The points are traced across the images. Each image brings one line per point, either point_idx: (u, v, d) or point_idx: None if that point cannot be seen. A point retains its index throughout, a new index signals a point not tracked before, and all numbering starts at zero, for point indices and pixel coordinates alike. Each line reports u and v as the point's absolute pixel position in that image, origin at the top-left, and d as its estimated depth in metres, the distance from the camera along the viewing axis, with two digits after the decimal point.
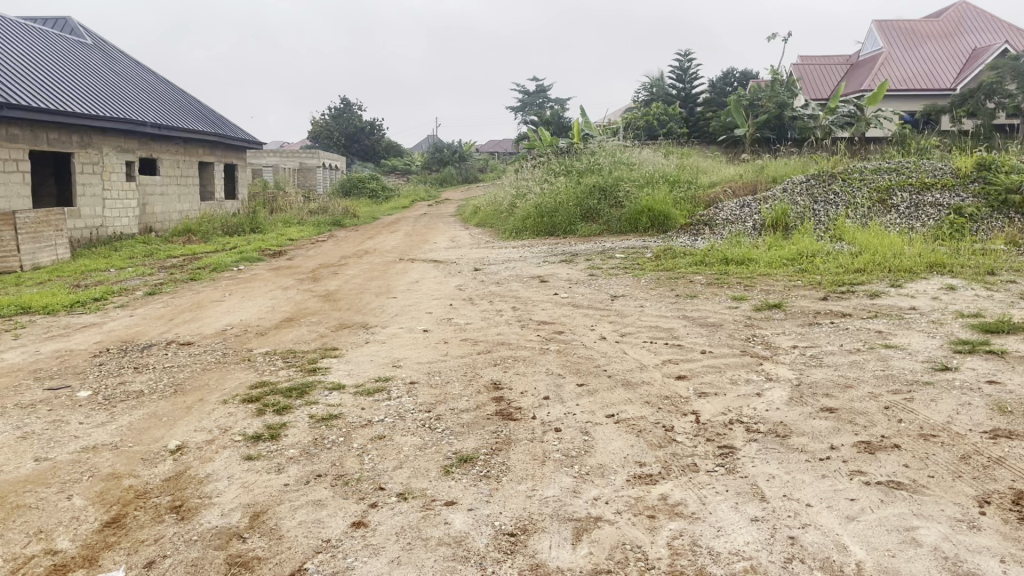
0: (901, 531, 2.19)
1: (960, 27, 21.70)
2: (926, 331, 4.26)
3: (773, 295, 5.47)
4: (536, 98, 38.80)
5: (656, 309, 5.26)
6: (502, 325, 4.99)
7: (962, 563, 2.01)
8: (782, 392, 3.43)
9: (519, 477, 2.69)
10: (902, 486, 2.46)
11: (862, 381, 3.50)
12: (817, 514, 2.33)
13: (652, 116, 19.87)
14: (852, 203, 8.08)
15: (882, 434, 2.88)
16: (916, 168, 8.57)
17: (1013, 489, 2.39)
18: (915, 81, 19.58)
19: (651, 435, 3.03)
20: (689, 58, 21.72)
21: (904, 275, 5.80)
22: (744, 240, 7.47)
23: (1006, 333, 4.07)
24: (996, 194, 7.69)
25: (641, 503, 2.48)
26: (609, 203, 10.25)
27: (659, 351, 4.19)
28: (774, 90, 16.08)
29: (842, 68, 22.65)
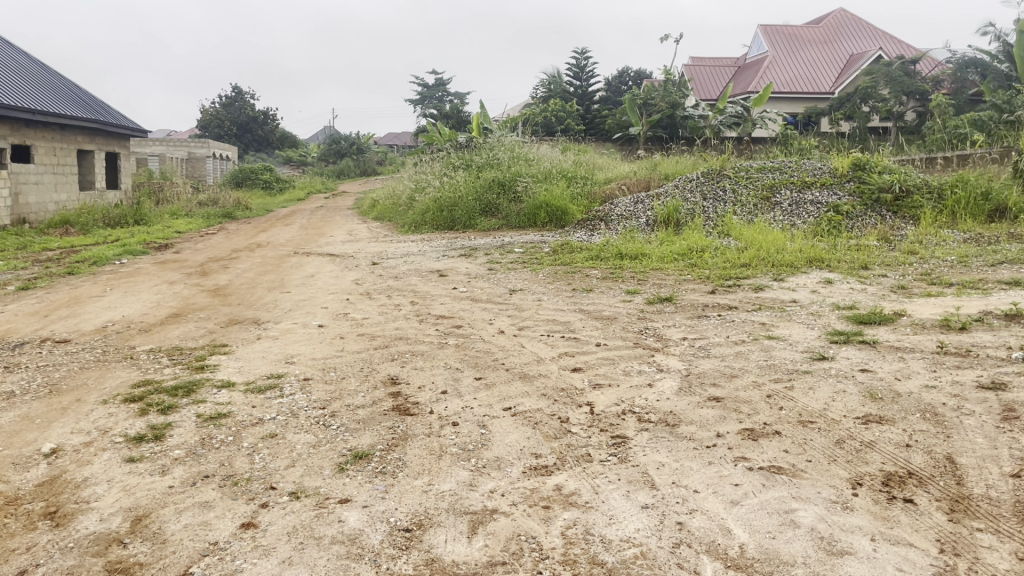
0: (781, 514, 2.30)
1: (838, 34, 22.86)
2: (805, 323, 4.47)
3: (665, 289, 5.64)
4: (435, 92, 38.55)
5: (553, 303, 5.32)
6: (399, 319, 4.94)
7: (836, 543, 2.12)
8: (672, 382, 3.54)
9: (416, 473, 2.67)
10: (783, 471, 2.58)
11: (747, 370, 3.65)
12: (703, 499, 2.42)
13: (550, 112, 20.09)
14: (738, 200, 8.41)
15: (764, 421, 3.01)
16: (796, 168, 8.95)
17: (884, 471, 2.55)
18: (796, 85, 20.55)
19: (547, 427, 3.07)
20: (586, 55, 22.08)
21: (786, 269, 6.08)
22: (638, 235, 7.69)
23: (877, 325, 4.32)
24: (869, 193, 8.15)
25: (536, 494, 2.51)
26: (507, 198, 10.30)
27: (555, 344, 4.25)
28: (666, 89, 16.62)
29: (731, 71, 23.49)
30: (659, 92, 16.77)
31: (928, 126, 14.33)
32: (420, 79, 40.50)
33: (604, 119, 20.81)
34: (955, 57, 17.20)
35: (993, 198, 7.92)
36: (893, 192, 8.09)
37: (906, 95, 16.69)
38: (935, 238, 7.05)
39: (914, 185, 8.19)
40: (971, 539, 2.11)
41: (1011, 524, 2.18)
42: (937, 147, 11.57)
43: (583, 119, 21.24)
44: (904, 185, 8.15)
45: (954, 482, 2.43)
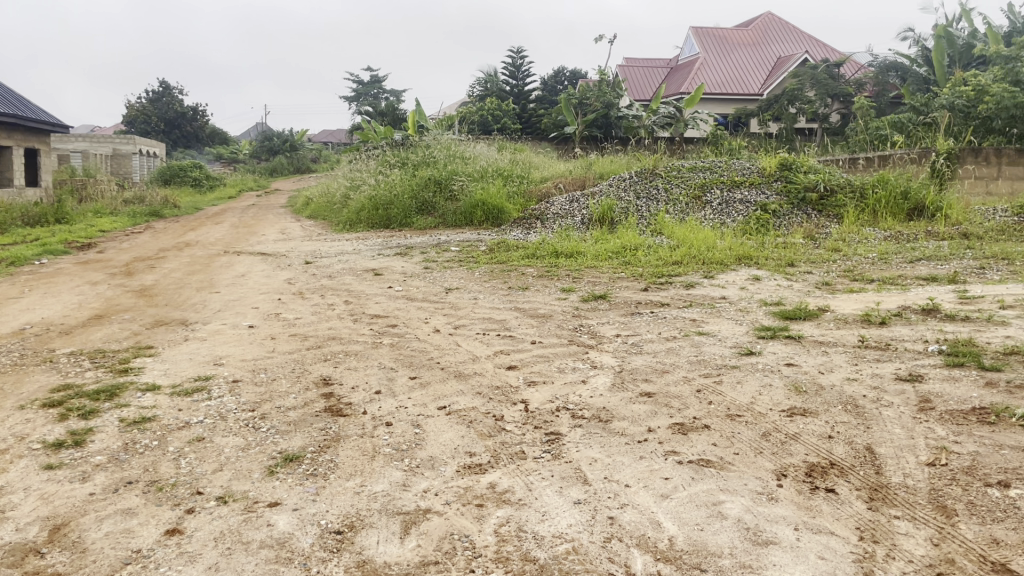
0: (708, 506, 2.35)
1: (766, 37, 23.44)
2: (734, 319, 4.58)
3: (599, 286, 5.70)
4: (370, 89, 38.18)
5: (489, 301, 5.33)
6: (333, 319, 4.88)
7: (761, 533, 2.18)
8: (605, 378, 3.59)
9: (348, 474, 2.64)
10: (711, 464, 2.63)
11: (678, 366, 3.72)
12: (635, 494, 2.45)
13: (486, 110, 20.10)
14: (671, 199, 8.55)
15: (694, 416, 3.07)
16: (726, 167, 9.14)
17: (807, 462, 2.62)
18: (727, 86, 21.01)
19: (481, 425, 3.07)
20: (521, 54, 22.16)
21: (716, 266, 6.21)
22: (573, 234, 7.76)
23: (802, 320, 4.45)
24: (795, 192, 8.38)
25: (469, 493, 2.51)
26: (444, 196, 10.28)
27: (490, 342, 4.25)
28: (601, 89, 16.80)
29: (663, 72, 23.88)
30: (594, 92, 16.93)
31: (852, 127, 14.81)
32: (355, 77, 40.05)
33: (539, 118, 20.93)
34: (877, 61, 17.80)
35: (912, 198, 8.21)
36: (818, 192, 8.35)
37: (831, 97, 17.22)
38: (857, 236, 7.29)
39: (838, 185, 8.46)
40: (888, 526, 2.19)
41: (925, 511, 2.26)
42: (861, 148, 11.96)
43: (519, 118, 21.32)
44: (828, 185, 8.41)
45: (874, 472, 2.52)
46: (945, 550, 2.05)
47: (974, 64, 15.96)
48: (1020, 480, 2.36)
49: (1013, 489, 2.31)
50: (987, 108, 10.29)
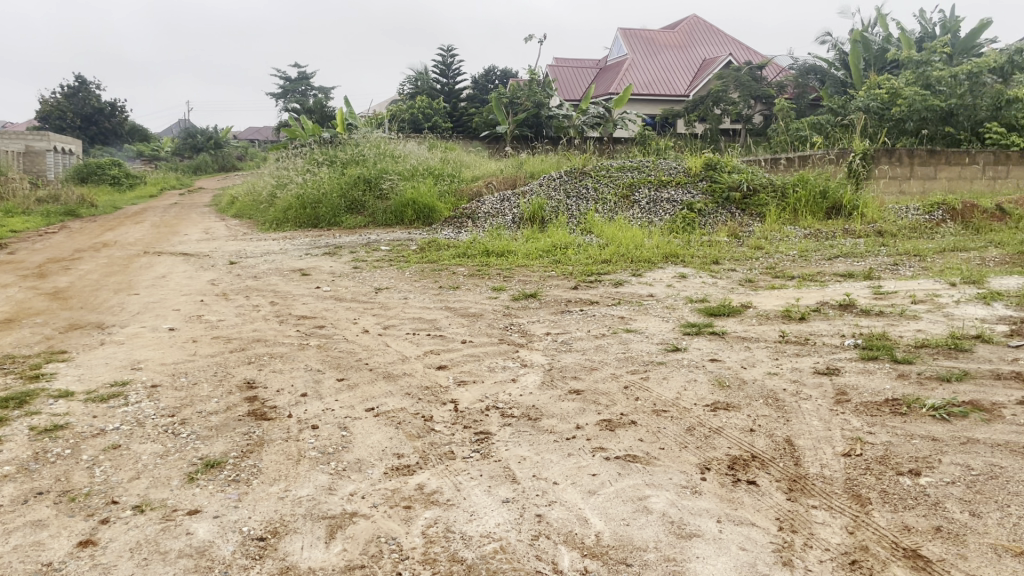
0: (635, 501, 2.38)
1: (691, 39, 23.92)
2: (661, 316, 4.65)
3: (530, 285, 5.72)
4: (298, 86, 37.53)
5: (420, 300, 5.30)
6: (258, 321, 4.77)
7: (685, 526, 2.22)
8: (535, 376, 3.60)
9: (272, 479, 2.58)
10: (638, 459, 2.67)
11: (606, 363, 3.76)
12: (563, 491, 2.47)
13: (417, 109, 19.97)
14: (600, 198, 8.65)
15: (622, 412, 3.11)
16: (653, 167, 9.28)
17: (730, 455, 2.68)
18: (654, 87, 21.36)
19: (409, 426, 3.04)
20: (452, 53, 22.08)
21: (644, 265, 6.30)
22: (504, 233, 7.77)
23: (726, 316, 4.56)
24: (720, 191, 8.57)
25: (396, 494, 2.48)
26: (374, 195, 10.18)
27: (420, 342, 4.22)
28: (532, 89, 16.87)
29: (592, 72, 24.14)
30: (524, 91, 16.99)
31: (774, 128, 15.24)
32: (282, 73, 39.30)
33: (470, 117, 20.91)
34: (798, 64, 18.35)
35: (830, 197, 8.47)
36: (741, 191, 8.55)
37: (754, 99, 17.68)
38: (779, 235, 7.50)
39: (761, 185, 8.67)
40: (806, 516, 2.26)
41: (842, 500, 2.34)
42: (782, 149, 12.30)
43: (450, 117, 21.26)
44: (751, 184, 8.62)
45: (793, 463, 2.59)
46: (860, 538, 2.12)
47: (888, 68, 16.59)
48: (929, 468, 2.46)
49: (923, 477, 2.41)
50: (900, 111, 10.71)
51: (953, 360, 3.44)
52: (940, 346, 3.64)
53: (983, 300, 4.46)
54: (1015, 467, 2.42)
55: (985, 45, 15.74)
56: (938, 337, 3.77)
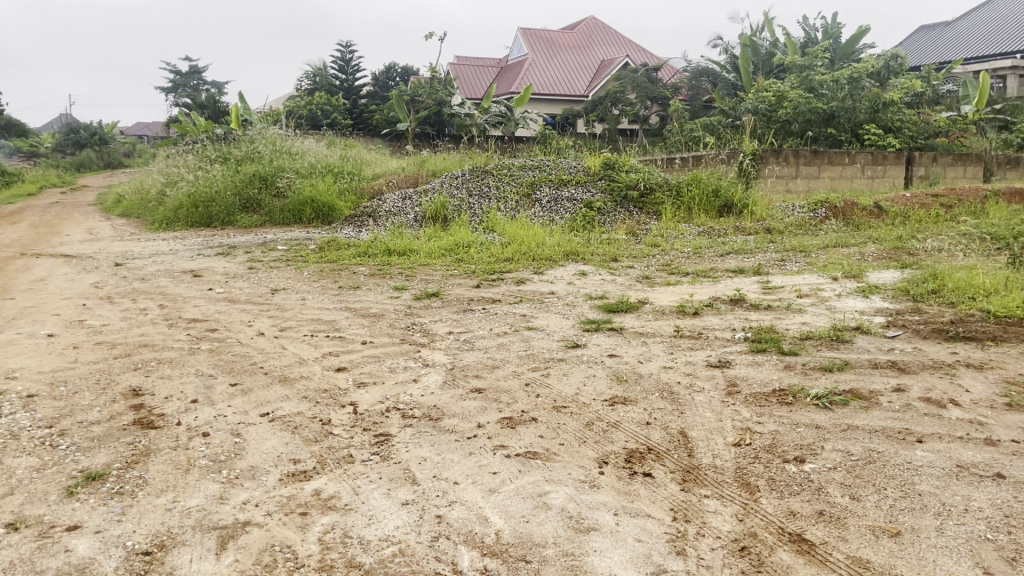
0: (534, 498, 2.39)
1: (590, 40, 24.33)
2: (562, 313, 4.71)
3: (432, 284, 5.69)
4: (189, 80, 36.17)
5: (319, 301, 5.18)
6: (145, 325, 4.56)
7: (584, 520, 2.24)
8: (436, 376, 3.58)
9: (159, 490, 2.47)
10: (538, 456, 2.69)
11: (507, 360, 3.77)
12: (463, 491, 2.46)
13: (315, 105, 19.56)
14: (502, 196, 8.67)
15: (522, 409, 3.12)
16: (554, 166, 9.36)
17: (627, 449, 2.73)
18: (554, 87, 21.60)
19: (306, 431, 2.97)
20: (351, 49, 21.71)
21: (545, 262, 6.36)
22: (407, 231, 7.70)
23: (623, 312, 4.65)
24: (618, 190, 8.75)
25: (292, 501, 2.42)
26: (270, 194, 9.91)
27: (319, 344, 4.13)
28: (433, 87, 16.78)
29: (493, 71, 24.22)
30: (426, 89, 16.88)
31: (669, 128, 15.67)
32: (173, 67, 37.74)
33: (371, 114, 20.63)
34: (691, 66, 18.92)
35: (722, 195, 8.75)
36: (639, 190, 8.75)
37: (650, 101, 18.13)
38: (675, 232, 7.71)
39: (657, 183, 8.88)
40: (699, 505, 2.32)
41: (733, 489, 2.42)
42: (677, 149, 12.64)
43: (350, 114, 20.93)
44: (648, 183, 8.82)
45: (687, 454, 2.67)
46: (749, 525, 2.20)
47: (775, 72, 17.31)
48: (813, 455, 2.57)
49: (807, 463, 2.52)
50: (786, 114, 11.17)
51: (835, 351, 3.61)
52: (823, 337, 3.82)
53: (862, 293, 4.70)
54: (891, 451, 2.56)
55: (862, 51, 16.62)
56: (821, 329, 3.96)
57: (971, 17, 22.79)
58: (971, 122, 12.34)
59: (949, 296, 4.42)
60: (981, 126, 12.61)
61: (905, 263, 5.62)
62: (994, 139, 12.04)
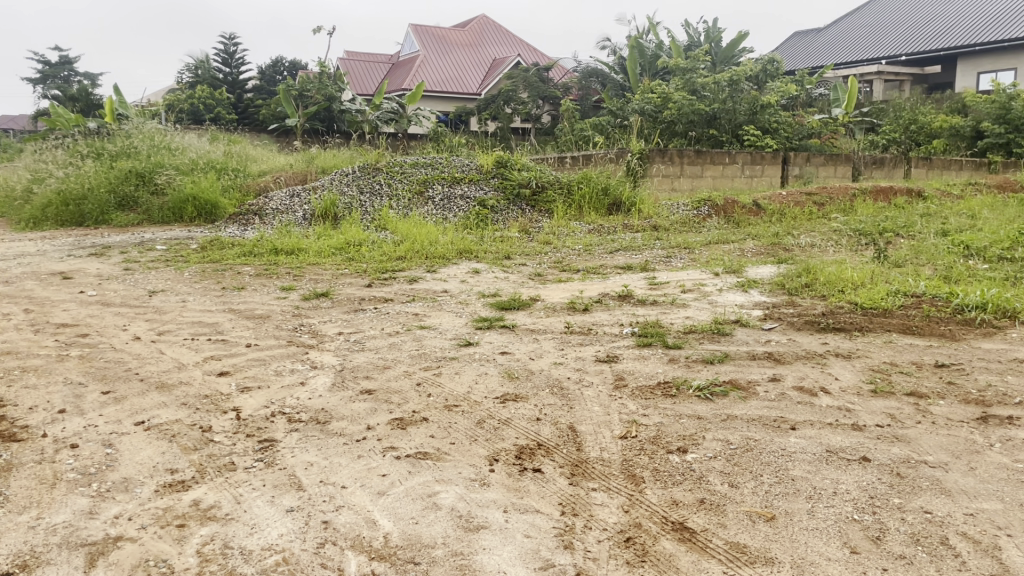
0: (424, 498, 2.37)
1: (481, 38, 24.38)
2: (455, 311, 4.69)
3: (321, 283, 5.57)
4: (59, 71, 34.15)
5: (200, 303, 4.98)
6: (8, 331, 4.26)
7: (473, 519, 2.23)
8: (324, 378, 3.49)
9: (22, 508, 2.31)
10: (428, 456, 2.66)
11: (399, 361, 3.72)
12: (350, 495, 2.41)
13: (197, 99, 18.81)
14: (394, 194, 8.56)
15: (413, 409, 3.09)
16: (446, 164, 9.32)
17: (517, 446, 2.74)
18: (446, 85, 21.53)
19: (186, 439, 2.84)
20: (235, 42, 20.97)
21: (438, 261, 6.33)
22: (295, 230, 7.50)
23: (515, 310, 4.67)
24: (511, 188, 8.79)
25: (169, 513, 2.31)
26: (148, 191, 9.46)
27: (200, 348, 3.96)
28: (322, 82, 16.41)
29: (384, 67, 23.94)
30: (314, 84, 16.48)
31: (560, 127, 15.87)
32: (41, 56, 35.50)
33: (257, 109, 20.00)
34: (581, 66, 19.24)
35: (611, 193, 8.93)
36: (531, 188, 8.84)
37: (542, 100, 18.32)
38: (566, 230, 7.82)
39: (548, 182, 8.98)
40: (587, 499, 2.36)
41: (619, 481, 2.46)
42: (568, 148, 12.82)
43: (234, 109, 20.23)
44: (540, 181, 8.91)
45: (575, 449, 2.70)
46: (634, 516, 2.24)
47: (660, 74, 17.82)
48: (695, 445, 2.65)
49: (690, 454, 2.60)
50: (671, 114, 11.51)
51: (716, 344, 3.74)
52: (706, 330, 3.95)
53: (742, 288, 4.89)
54: (767, 438, 2.67)
55: (742, 55, 17.32)
56: (704, 323, 4.10)
57: (840, 24, 24.09)
58: (840, 124, 13.04)
59: (821, 288, 4.65)
60: (849, 129, 13.37)
61: (781, 258, 5.89)
62: (861, 140, 12.79)
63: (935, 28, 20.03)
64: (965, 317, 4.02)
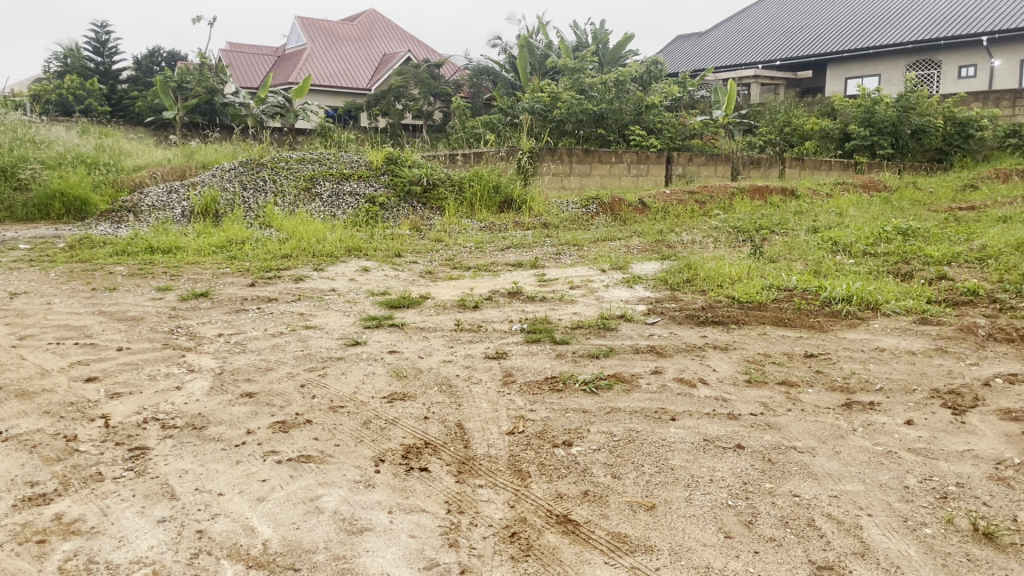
0: (306, 503, 2.30)
1: (370, 33, 24.04)
2: (341, 310, 4.60)
3: (201, 283, 5.34)
4: None
5: (67, 305, 4.69)
6: None
7: (357, 522, 2.19)
8: (202, 382, 3.35)
9: None
10: (310, 459, 2.59)
11: (282, 362, 3.61)
12: (228, 502, 2.32)
13: (66, 89, 17.74)
14: (279, 190, 8.32)
15: (296, 412, 3.00)
16: (335, 159, 9.12)
17: (404, 445, 2.71)
18: (335, 79, 21.11)
19: (48, 450, 2.66)
20: (107, 30, 19.90)
21: (326, 259, 6.20)
22: (173, 227, 7.19)
23: (405, 308, 4.62)
24: (401, 185, 8.70)
25: (28, 529, 2.16)
26: (9, 186, 8.85)
27: (66, 353, 3.73)
28: (203, 74, 15.75)
29: (270, 60, 23.27)
30: (194, 76, 15.80)
31: (451, 124, 15.82)
32: None
33: (133, 101, 19.03)
34: (472, 64, 19.24)
35: (502, 190, 8.96)
36: (422, 185, 8.76)
37: (433, 96, 18.22)
38: (457, 228, 7.80)
39: (439, 179, 8.93)
40: (472, 496, 2.35)
41: (505, 476, 2.47)
42: (459, 145, 12.80)
43: (108, 100, 19.20)
44: (431, 178, 8.85)
45: (462, 446, 2.69)
46: (520, 511, 2.25)
47: (550, 73, 18.05)
48: (579, 438, 2.69)
49: (575, 446, 2.63)
50: (561, 113, 11.63)
51: (602, 338, 3.82)
52: (592, 326, 4.02)
53: (628, 284, 5.01)
54: (649, 430, 2.74)
55: (628, 57, 17.75)
56: (590, 318, 4.17)
57: (720, 29, 25.04)
58: (721, 125, 13.54)
59: (701, 284, 4.82)
60: (729, 130, 13.91)
61: (665, 255, 6.06)
62: (739, 142, 13.31)
63: (807, 35, 21.10)
64: (832, 309, 4.24)
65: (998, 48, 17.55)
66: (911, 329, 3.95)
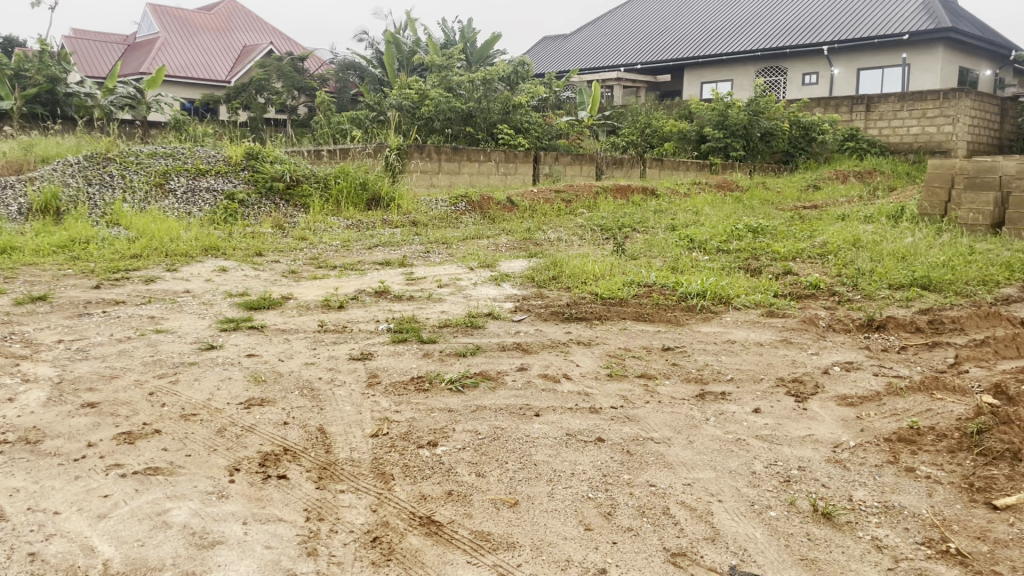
0: (153, 517, 2.17)
1: (229, 23, 23.11)
2: (196, 313, 4.38)
3: (38, 286, 4.95)
4: None
5: None
6: None
7: (208, 535, 2.08)
8: (38, 393, 3.10)
9: None
10: (158, 471, 2.45)
11: (128, 369, 3.40)
12: (65, 520, 2.15)
13: None
14: (128, 186, 7.86)
15: (143, 422, 2.83)
16: (189, 154, 8.69)
17: (262, 452, 2.61)
18: (191, 70, 20.15)
19: None
20: None
21: (180, 258, 5.90)
22: (6, 226, 6.64)
23: (265, 309, 4.46)
24: (263, 181, 8.41)
25: None
26: None
27: None
28: (43, 62, 14.63)
29: (119, 49, 21.94)
30: (33, 63, 14.63)
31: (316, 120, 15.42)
32: None
33: None
34: (338, 59, 18.83)
35: (369, 188, 8.78)
36: (284, 181, 8.49)
37: (298, 91, 17.71)
38: (322, 225, 7.61)
39: (304, 175, 8.67)
40: (333, 502, 2.28)
41: (367, 480, 2.42)
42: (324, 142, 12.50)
43: None
44: (294, 175, 8.59)
45: (323, 451, 2.62)
46: (381, 515, 2.21)
47: (418, 70, 17.93)
48: (444, 438, 2.67)
49: (440, 446, 2.61)
50: (428, 111, 11.56)
51: (468, 337, 3.82)
52: (459, 325, 4.01)
53: (494, 281, 5.03)
54: (512, 426, 2.75)
55: (495, 56, 17.87)
56: (457, 317, 4.15)
57: (584, 32, 25.61)
58: (586, 126, 13.85)
59: (566, 281, 4.90)
60: (593, 130, 14.26)
61: (531, 252, 6.13)
62: (603, 142, 13.67)
63: (666, 40, 21.93)
64: (688, 304, 4.42)
65: (838, 57, 18.83)
66: (759, 322, 4.16)
